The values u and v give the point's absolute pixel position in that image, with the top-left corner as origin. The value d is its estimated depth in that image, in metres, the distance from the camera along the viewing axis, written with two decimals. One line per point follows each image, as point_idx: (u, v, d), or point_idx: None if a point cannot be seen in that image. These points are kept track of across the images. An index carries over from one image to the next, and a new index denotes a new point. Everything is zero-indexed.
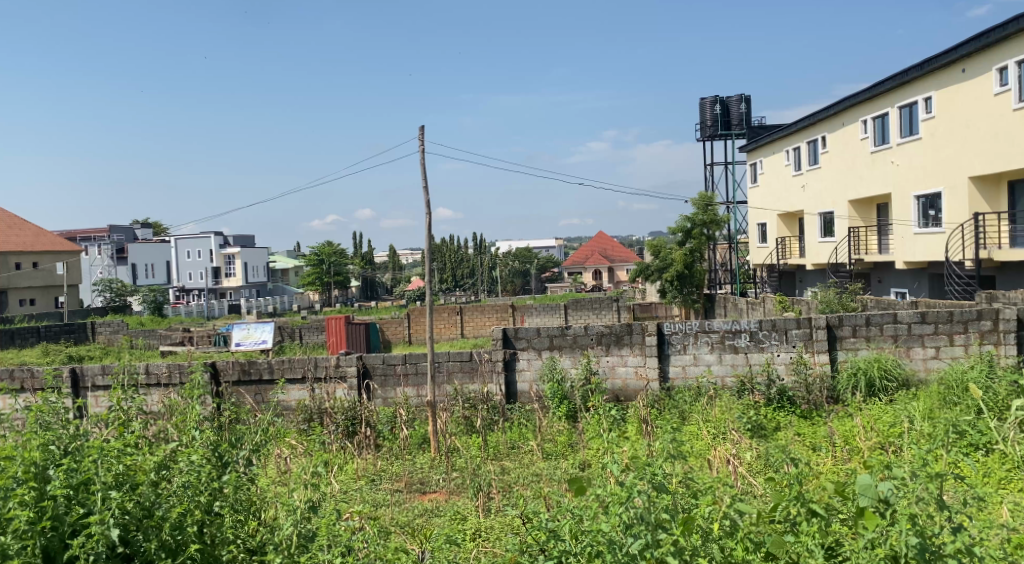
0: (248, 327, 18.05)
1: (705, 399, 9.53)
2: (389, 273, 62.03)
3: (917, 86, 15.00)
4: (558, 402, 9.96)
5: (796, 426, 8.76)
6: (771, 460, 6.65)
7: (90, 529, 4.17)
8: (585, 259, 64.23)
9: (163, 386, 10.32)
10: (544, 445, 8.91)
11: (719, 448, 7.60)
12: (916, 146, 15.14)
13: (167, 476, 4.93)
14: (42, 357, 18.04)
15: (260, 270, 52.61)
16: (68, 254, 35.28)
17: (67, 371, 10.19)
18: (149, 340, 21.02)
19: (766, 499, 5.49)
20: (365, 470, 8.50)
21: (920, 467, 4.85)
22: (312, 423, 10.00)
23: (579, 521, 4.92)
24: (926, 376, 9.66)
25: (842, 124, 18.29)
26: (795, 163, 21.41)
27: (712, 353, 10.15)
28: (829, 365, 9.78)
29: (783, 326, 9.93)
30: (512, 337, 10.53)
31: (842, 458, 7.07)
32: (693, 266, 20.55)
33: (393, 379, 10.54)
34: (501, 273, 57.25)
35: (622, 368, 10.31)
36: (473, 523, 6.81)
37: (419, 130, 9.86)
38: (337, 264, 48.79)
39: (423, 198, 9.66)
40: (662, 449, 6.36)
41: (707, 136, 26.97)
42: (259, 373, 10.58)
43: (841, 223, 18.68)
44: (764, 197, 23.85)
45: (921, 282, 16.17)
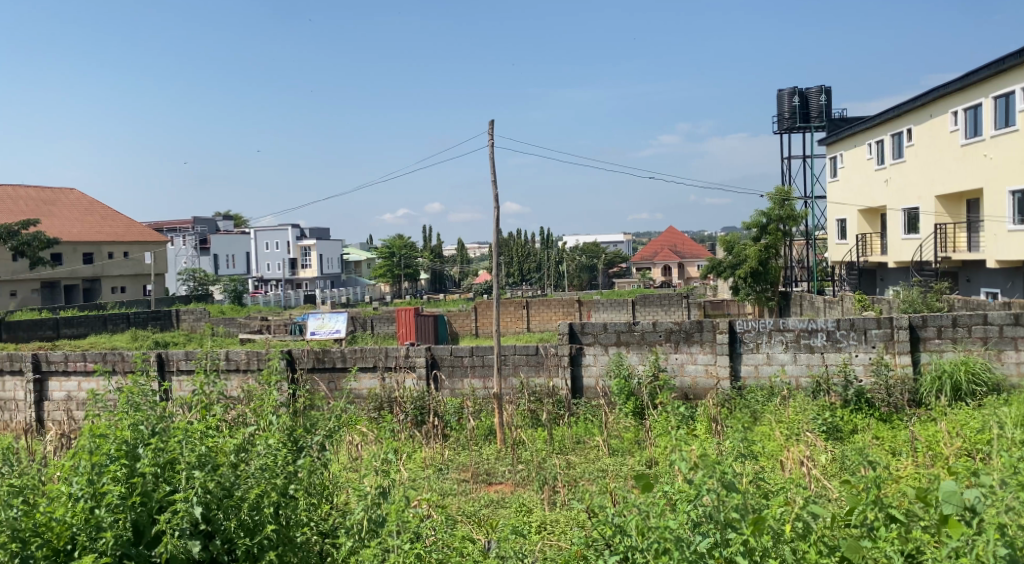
0: (322, 317, 18.55)
1: (778, 399, 9.32)
2: (458, 267, 62.59)
3: (1013, 75, 14.24)
4: (625, 399, 9.84)
5: (874, 430, 8.49)
6: (848, 464, 6.46)
7: (175, 505, 4.38)
8: (655, 254, 63.47)
9: (242, 372, 10.72)
10: (610, 441, 8.87)
11: (793, 449, 7.42)
12: (1012, 138, 14.38)
13: (245, 459, 5.11)
14: (131, 342, 18.93)
15: (334, 262, 53.90)
16: (156, 244, 36.88)
17: (154, 356, 10.68)
18: (229, 328, 21.81)
19: (843, 502, 5.35)
20: (433, 459, 8.63)
21: (1010, 476, 4.61)
22: (382, 411, 10.21)
23: (646, 518, 4.89)
24: (1019, 381, 9.18)
25: (930, 116, 17.50)
26: (878, 156, 20.61)
27: (787, 351, 9.89)
28: (911, 367, 9.44)
29: (862, 325, 9.60)
30: (578, 332, 10.49)
31: (925, 463, 6.82)
32: (767, 263, 20.05)
33: (460, 370, 10.64)
34: (568, 268, 56.96)
35: (691, 366, 10.16)
36: (539, 515, 6.83)
37: (491, 126, 9.95)
38: (407, 257, 49.65)
39: (493, 192, 9.76)
40: (733, 448, 6.26)
41: (785, 128, 26.22)
42: (332, 362, 10.86)
43: (927, 219, 17.90)
44: (844, 191, 23.06)
45: (1014, 282, 15.37)
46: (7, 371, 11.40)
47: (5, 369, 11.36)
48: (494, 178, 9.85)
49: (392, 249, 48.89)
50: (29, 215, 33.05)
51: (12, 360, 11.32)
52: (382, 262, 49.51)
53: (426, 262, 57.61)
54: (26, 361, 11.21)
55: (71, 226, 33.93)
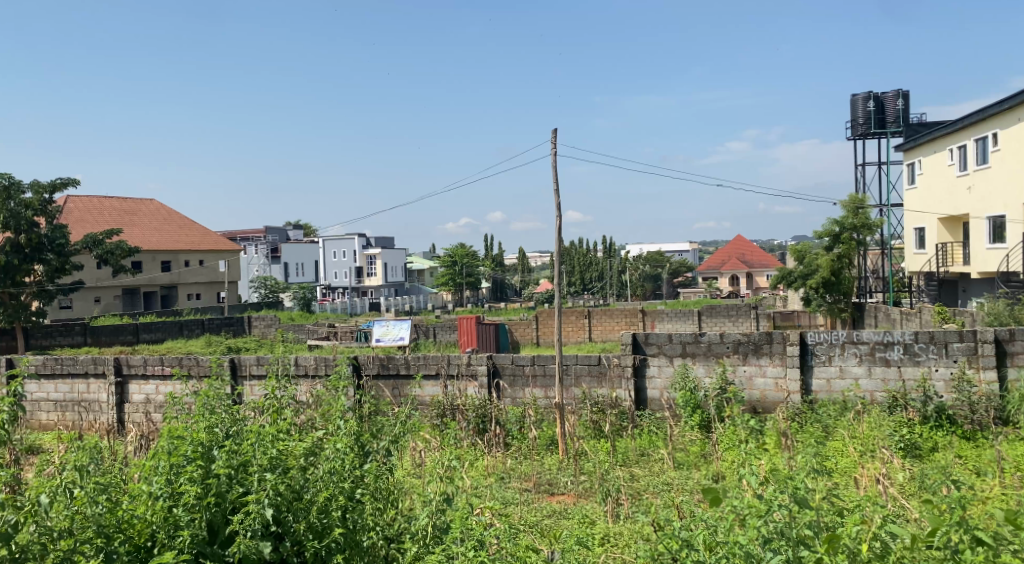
0: (387, 324, 18.83)
1: (851, 414, 9.01)
2: (520, 276, 62.74)
3: None
4: (691, 411, 9.65)
5: (957, 448, 8.11)
6: (929, 483, 6.18)
7: (247, 507, 4.49)
8: (721, 264, 62.39)
9: (310, 377, 10.96)
10: (675, 454, 8.73)
11: (868, 466, 7.15)
12: None
13: (314, 462, 5.18)
14: (206, 347, 19.62)
15: (398, 270, 54.77)
16: (229, 252, 38.11)
17: (227, 360, 11.03)
18: (298, 334, 22.35)
19: (925, 524, 5.12)
20: (495, 468, 8.66)
21: None
22: (445, 418, 10.28)
23: (715, 532, 4.81)
24: None
25: (1017, 120, 16.70)
26: (960, 163, 19.76)
27: (861, 365, 9.55)
28: (997, 383, 8.99)
29: (942, 338, 9.21)
30: (642, 342, 10.38)
31: (1013, 483, 6.50)
32: (840, 273, 19.42)
33: (522, 379, 10.65)
34: (631, 278, 56.46)
35: (760, 379, 9.90)
36: (602, 527, 6.75)
37: (554, 135, 9.94)
38: (470, 265, 50.04)
39: (556, 202, 9.74)
40: (805, 463, 6.06)
41: (858, 134, 25.41)
42: (397, 368, 11.01)
43: (1013, 228, 17.08)
44: (923, 199, 22.19)
45: None
46: (92, 374, 11.91)
47: (89, 372, 11.88)
48: (556, 187, 9.83)
49: (455, 257, 49.29)
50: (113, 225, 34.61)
51: (96, 363, 11.83)
52: (446, 270, 49.98)
53: (488, 271, 57.96)
54: (109, 364, 11.72)
55: (151, 235, 35.39)
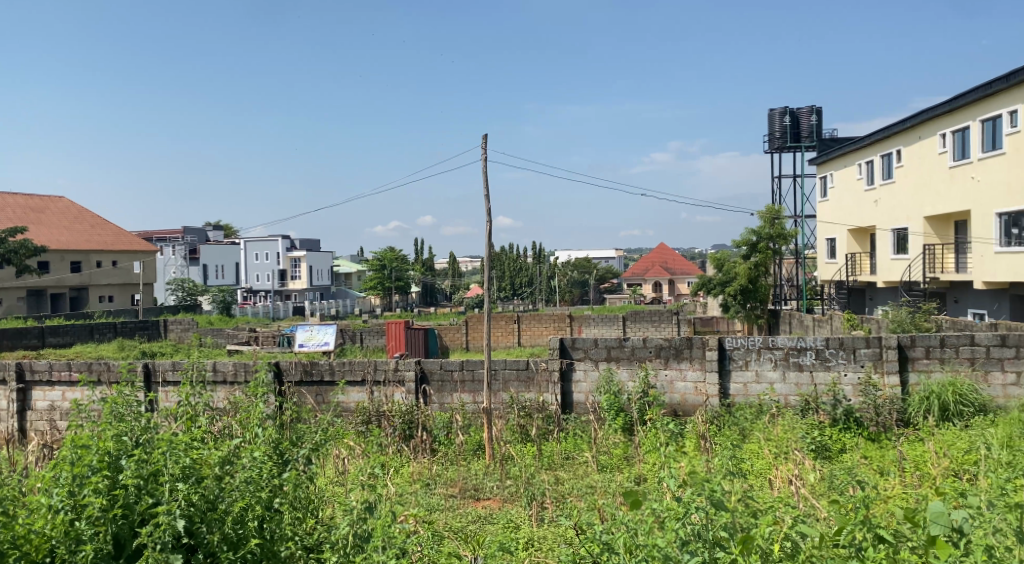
0: (311, 328, 18.35)
1: (766, 417, 9.34)
2: (449, 281, 62.47)
3: (999, 99, 14.49)
4: (615, 415, 9.82)
5: (862, 449, 8.49)
6: (836, 484, 6.44)
7: (156, 518, 4.33)
8: (646, 270, 63.65)
9: (229, 384, 10.66)
10: (599, 457, 8.83)
11: (781, 468, 7.42)
12: (1000, 162, 14.54)
13: (230, 471, 5.05)
14: (117, 352, 18.78)
15: (324, 274, 53.79)
16: (145, 253, 36.68)
17: (140, 366, 10.62)
18: (216, 339, 21.65)
19: (832, 522, 5.33)
20: (420, 474, 8.61)
21: (998, 497, 4.63)
22: (370, 425, 10.15)
23: (634, 535, 4.91)
24: (1006, 403, 9.19)
25: (919, 137, 17.68)
26: (868, 177, 20.75)
27: (776, 370, 9.90)
28: (899, 387, 9.43)
29: (851, 344, 9.63)
30: (569, 347, 10.49)
31: (913, 483, 6.85)
32: (757, 281, 20.09)
33: (450, 385, 10.59)
34: (559, 283, 57.03)
35: (681, 384, 10.16)
36: (526, 532, 6.78)
37: (484, 141, 9.97)
38: (398, 269, 49.57)
39: (485, 207, 9.75)
40: (722, 466, 6.23)
41: (775, 148, 26.21)
42: (320, 374, 10.84)
43: (915, 239, 18.03)
44: (834, 211, 23.19)
45: (1002, 303, 15.45)
46: None
47: None
48: (487, 193, 9.85)
49: (383, 261, 48.77)
50: (18, 223, 32.87)
51: None
52: (374, 274, 49.39)
53: (417, 275, 57.52)
54: (10, 370, 11.12)
55: (60, 235, 33.76)
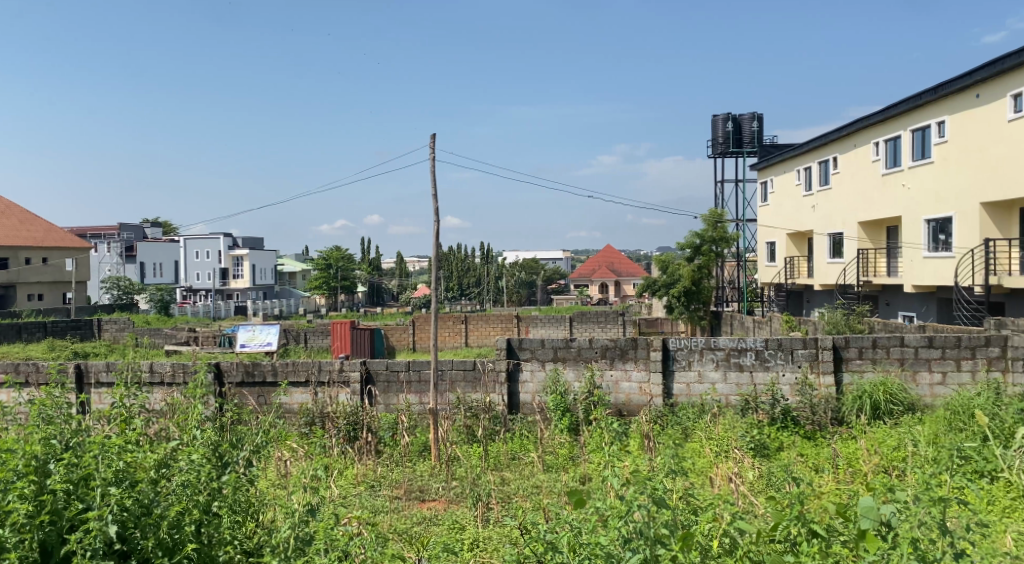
0: (253, 329, 17.96)
1: (708, 417, 9.53)
2: (396, 281, 61.98)
3: (929, 110, 15.05)
4: (561, 415, 9.91)
5: (799, 447, 8.73)
6: (773, 481, 6.60)
7: (87, 524, 4.20)
8: (593, 271, 64.30)
9: (166, 385, 10.37)
10: (545, 457, 8.88)
11: (722, 466, 7.59)
12: (929, 170, 15.12)
13: (166, 475, 4.95)
14: (47, 352, 18.07)
15: (267, 273, 52.81)
16: (78, 251, 35.42)
17: (72, 367, 10.25)
18: (154, 339, 21.02)
19: (768, 519, 5.47)
20: (365, 476, 8.52)
21: (923, 492, 4.82)
22: (313, 427, 10.01)
23: (578, 533, 4.97)
24: (932, 401, 9.56)
25: (853, 145, 18.28)
26: (806, 183, 21.36)
27: (718, 370, 10.10)
28: (834, 387, 9.75)
29: (789, 345, 9.89)
30: (516, 347, 10.54)
31: (846, 479, 7.08)
32: (700, 283, 20.48)
33: (396, 386, 10.51)
34: (506, 284, 57.17)
35: (626, 384, 10.29)
36: (471, 533, 6.77)
37: (432, 140, 9.95)
38: (344, 268, 49.01)
39: (433, 206, 9.72)
40: (664, 465, 6.34)
41: (718, 153, 26.98)
42: (262, 375, 10.65)
43: (850, 244, 18.63)
44: (774, 216, 23.81)
45: (929, 306, 16.08)
46: None
47: None
48: (435, 192, 9.82)
49: (329, 260, 48.08)
50: None
51: None
52: (319, 273, 48.65)
53: (364, 275, 56.91)
54: None
55: None
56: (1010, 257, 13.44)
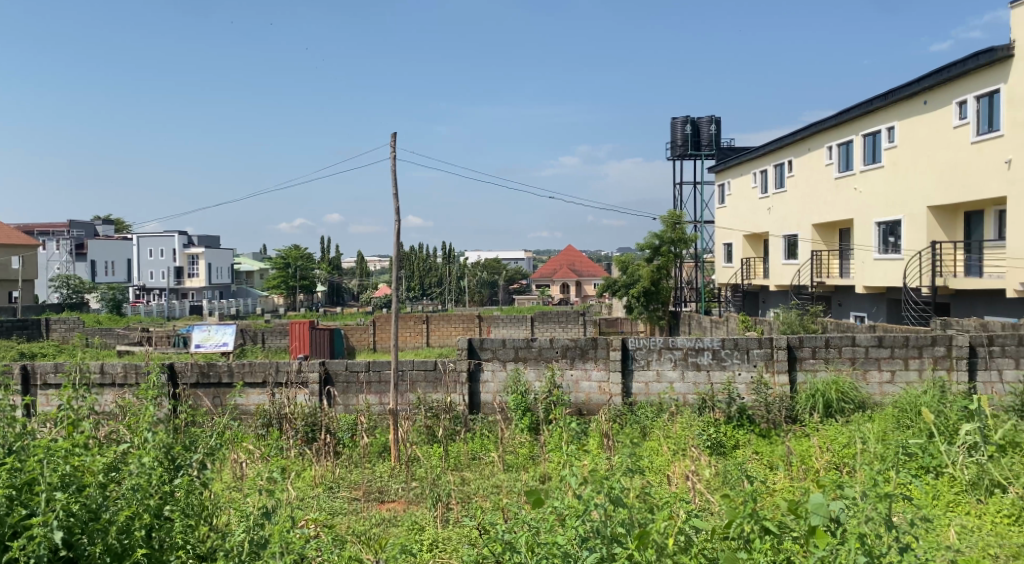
0: (208, 329, 17.63)
1: (666, 415, 9.65)
2: (356, 280, 61.42)
3: (880, 116, 15.44)
4: (521, 415, 9.92)
5: (754, 445, 8.88)
6: (728, 479, 6.70)
7: (31, 530, 4.08)
8: (554, 271, 64.56)
9: (117, 386, 10.13)
10: (505, 457, 8.88)
11: (679, 464, 7.68)
12: (879, 173, 15.51)
13: (116, 478, 4.83)
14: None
15: (224, 272, 51.92)
16: (25, 248, 34.39)
17: (18, 368, 9.95)
18: (105, 339, 20.52)
19: (722, 516, 5.56)
20: (323, 477, 8.44)
21: (870, 488, 4.95)
22: (271, 428, 9.88)
23: (536, 533, 4.99)
24: (881, 399, 9.81)
25: (808, 149, 18.67)
26: (762, 186, 21.75)
27: (676, 369, 10.23)
28: (788, 385, 9.93)
29: (744, 345, 10.06)
30: (477, 347, 10.52)
31: (798, 476, 7.23)
32: (659, 283, 20.70)
33: (355, 386, 10.42)
34: (468, 284, 57.09)
35: (586, 383, 10.35)
36: (430, 533, 6.75)
37: (392, 140, 9.89)
38: (302, 268, 48.44)
39: (393, 205, 9.66)
40: (622, 464, 6.40)
41: (677, 155, 27.24)
42: (218, 376, 10.48)
43: (804, 245, 19.01)
44: (731, 217, 24.18)
45: (879, 306, 16.50)
46: None
47: None
48: (395, 191, 9.75)
49: (287, 259, 47.47)
50: None
51: None
52: (277, 273, 47.96)
53: (323, 274, 56.30)
54: None
55: None
56: (956, 259, 13.84)
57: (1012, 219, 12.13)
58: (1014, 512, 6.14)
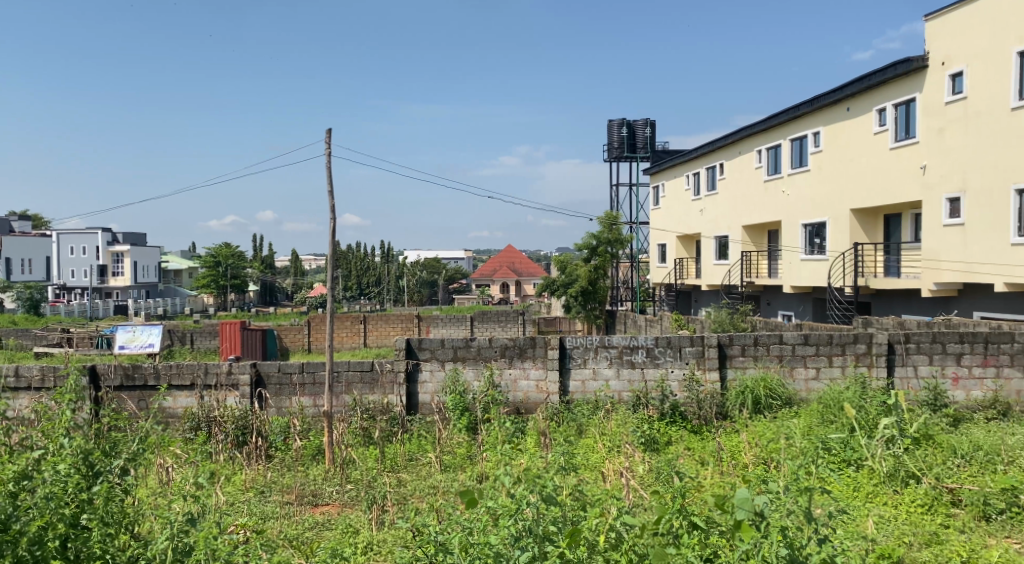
0: (133, 329, 17.02)
1: (602, 413, 9.77)
2: (291, 279, 60.23)
3: (806, 121, 15.96)
4: (459, 414, 9.90)
5: (686, 441, 9.06)
6: (660, 475, 6.81)
7: None
8: (494, 271, 64.63)
9: (34, 390, 9.68)
10: (442, 457, 8.83)
11: (614, 462, 7.77)
12: (805, 177, 16.03)
13: (28, 488, 4.62)
14: None
15: (151, 270, 50.24)
16: None
17: None
18: (22, 341, 19.59)
19: (653, 513, 5.65)
20: (254, 481, 8.23)
21: (792, 483, 5.10)
22: (199, 432, 9.60)
23: (469, 534, 4.97)
24: (807, 395, 10.14)
25: (738, 152, 19.16)
26: (694, 188, 22.22)
27: (611, 367, 10.35)
28: (719, 382, 10.16)
29: (677, 343, 10.24)
30: (415, 347, 10.43)
31: (727, 471, 7.40)
32: (597, 283, 20.93)
33: (288, 388, 10.19)
34: (407, 283, 56.66)
35: (524, 382, 10.38)
36: (365, 536, 6.65)
37: (326, 136, 9.72)
38: (234, 267, 47.20)
39: (329, 203, 9.50)
40: (555, 462, 6.44)
41: (614, 157, 27.53)
42: (143, 379, 10.12)
43: (735, 246, 19.50)
44: (665, 218, 24.63)
45: (805, 305, 17.04)
46: None
47: None
48: (330, 189, 9.58)
49: (218, 257, 46.21)
50: None
51: None
52: (207, 271, 46.58)
53: (257, 273, 55.01)
54: None
55: None
56: (876, 260, 14.39)
57: (927, 221, 12.68)
58: (927, 501, 6.45)
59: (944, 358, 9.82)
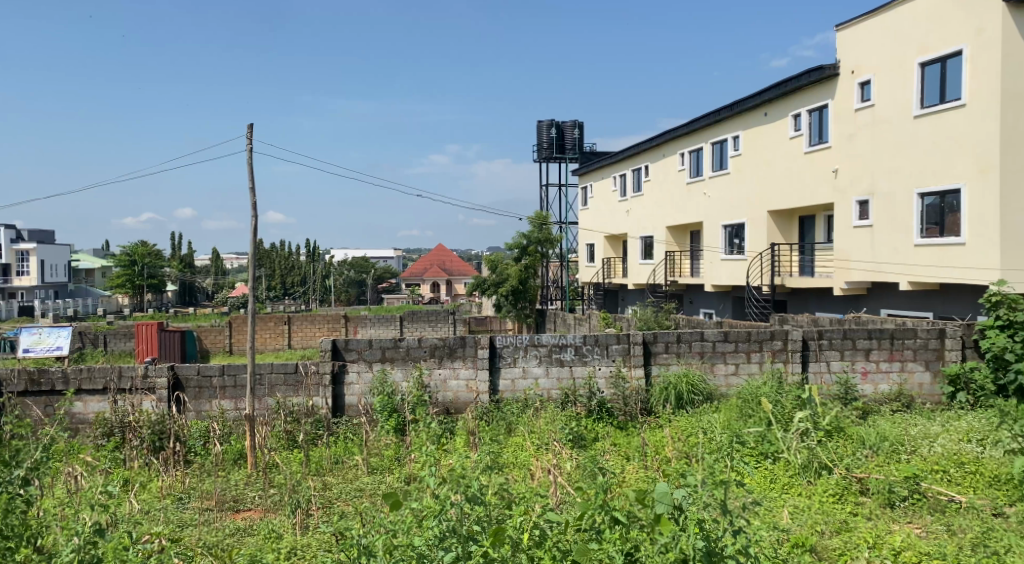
0: (39, 332, 16.18)
1: (531, 411, 9.82)
2: (213, 278, 58.39)
3: (726, 125, 16.44)
4: (388, 416, 9.79)
5: (612, 437, 9.19)
6: (586, 471, 6.89)
7: None
8: (423, 270, 64.16)
9: None
10: (369, 459, 8.70)
11: (542, 459, 7.82)
12: (726, 179, 16.50)
13: None
14: None
15: (59, 270, 47.85)
16: None
17: None
18: None
19: (576, 509, 5.72)
20: (171, 488, 7.94)
21: (710, 476, 5.22)
22: (112, 438, 9.20)
23: (394, 536, 4.92)
24: (727, 390, 10.42)
25: (662, 155, 19.58)
26: (620, 189, 22.60)
27: (540, 365, 10.41)
28: (644, 379, 10.34)
29: (604, 341, 10.39)
30: (342, 348, 10.25)
31: (650, 466, 7.55)
32: (527, 282, 21.01)
33: (209, 391, 9.86)
34: (334, 282, 55.69)
35: (454, 381, 10.33)
36: (289, 541, 6.48)
37: (248, 132, 9.48)
38: (151, 266, 45.43)
39: (251, 201, 9.24)
40: (481, 461, 6.43)
41: (543, 157, 27.63)
42: (50, 384, 9.63)
43: (659, 246, 19.91)
44: (593, 219, 24.96)
45: (726, 303, 17.53)
46: None
47: None
48: (252, 186, 9.32)
49: (134, 256, 44.43)
50: None
51: None
52: (121, 271, 44.65)
53: (176, 273, 53.09)
54: None
55: None
56: (792, 260, 14.91)
57: (839, 222, 13.23)
58: (837, 491, 6.72)
59: (854, 354, 10.25)
